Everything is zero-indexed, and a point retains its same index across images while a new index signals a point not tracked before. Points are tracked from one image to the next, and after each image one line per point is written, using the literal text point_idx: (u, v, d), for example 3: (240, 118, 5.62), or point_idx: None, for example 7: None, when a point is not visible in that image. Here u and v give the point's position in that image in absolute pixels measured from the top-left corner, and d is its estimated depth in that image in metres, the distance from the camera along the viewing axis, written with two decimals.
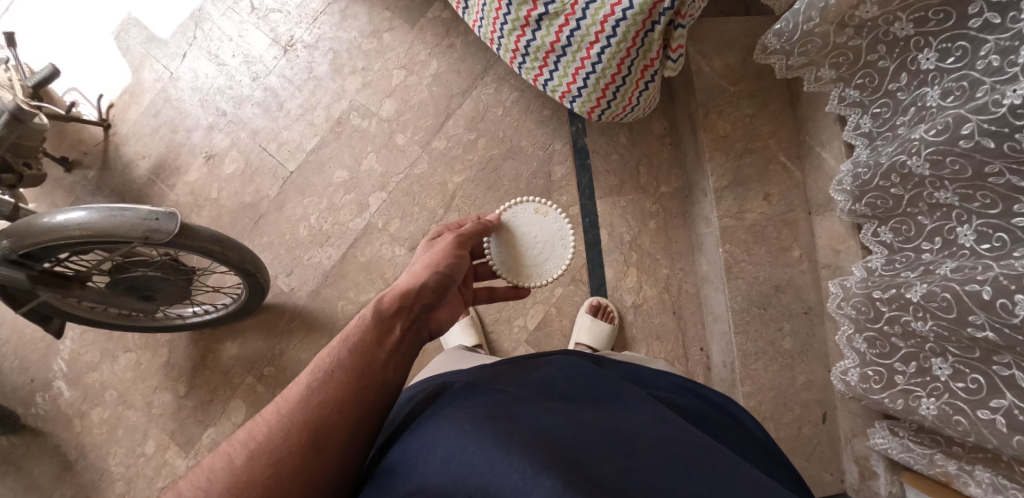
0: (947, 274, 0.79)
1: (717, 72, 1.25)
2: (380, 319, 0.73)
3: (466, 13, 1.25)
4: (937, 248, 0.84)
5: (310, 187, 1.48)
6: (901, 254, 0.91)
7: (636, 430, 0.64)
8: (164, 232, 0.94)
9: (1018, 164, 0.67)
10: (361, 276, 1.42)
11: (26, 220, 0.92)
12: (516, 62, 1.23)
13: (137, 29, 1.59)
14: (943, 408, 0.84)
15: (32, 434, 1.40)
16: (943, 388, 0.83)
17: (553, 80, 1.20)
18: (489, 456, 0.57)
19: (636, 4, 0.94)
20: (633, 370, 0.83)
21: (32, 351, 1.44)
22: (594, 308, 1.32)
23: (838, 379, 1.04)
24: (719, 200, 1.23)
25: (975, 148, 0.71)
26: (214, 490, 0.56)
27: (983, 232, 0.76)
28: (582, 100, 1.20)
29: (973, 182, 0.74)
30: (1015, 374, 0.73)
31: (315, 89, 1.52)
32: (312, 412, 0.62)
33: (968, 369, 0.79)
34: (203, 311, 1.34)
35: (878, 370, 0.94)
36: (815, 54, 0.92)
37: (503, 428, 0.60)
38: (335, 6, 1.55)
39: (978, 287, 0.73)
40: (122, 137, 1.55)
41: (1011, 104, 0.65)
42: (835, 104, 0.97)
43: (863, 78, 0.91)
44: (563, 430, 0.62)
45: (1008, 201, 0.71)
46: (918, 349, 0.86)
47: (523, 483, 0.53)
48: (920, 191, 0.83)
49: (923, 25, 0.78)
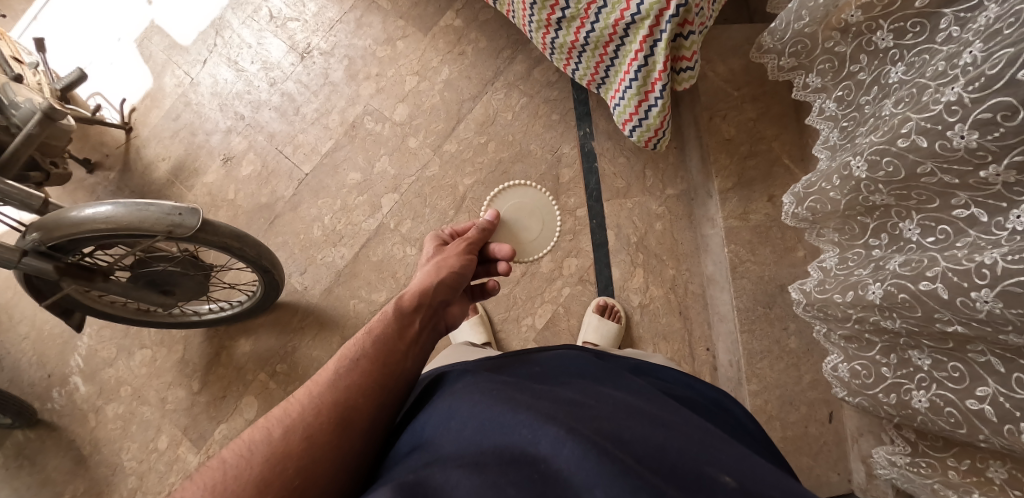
0: (895, 269, 0.76)
1: (721, 77, 1.30)
2: (400, 314, 0.79)
3: (499, 3, 1.28)
4: (886, 245, 0.83)
5: (324, 188, 1.52)
6: (852, 251, 0.90)
7: (635, 402, 0.67)
8: (186, 227, 0.98)
9: (947, 164, 0.66)
10: (372, 275, 1.45)
11: (55, 214, 0.96)
12: (547, 53, 1.27)
13: (160, 36, 1.65)
14: (934, 400, 0.77)
15: (49, 428, 1.43)
16: (929, 379, 0.77)
17: (579, 70, 1.25)
18: (498, 415, 0.60)
19: (643, 10, 0.97)
20: (634, 362, 0.85)
21: (51, 347, 1.48)
22: (601, 308, 1.34)
23: (830, 377, 0.98)
24: (724, 201, 1.26)
25: (910, 147, 0.69)
26: (255, 460, 0.59)
27: (927, 226, 0.75)
28: (604, 89, 1.24)
29: (907, 183, 0.73)
30: (991, 360, 0.68)
31: (330, 94, 1.57)
32: (340, 393, 0.67)
33: (947, 358, 0.74)
34: (219, 308, 1.37)
35: (864, 364, 0.89)
36: (803, 56, 0.96)
37: (509, 394, 0.63)
38: (351, 15, 1.61)
39: (931, 285, 0.68)
40: (143, 140, 1.60)
41: (947, 101, 0.63)
42: (816, 117, 0.99)
43: (843, 91, 0.92)
44: (566, 398, 0.65)
45: (945, 197, 0.70)
46: (893, 342, 0.83)
47: (532, 436, 0.56)
48: (856, 196, 0.83)
49: (901, 37, 0.78)
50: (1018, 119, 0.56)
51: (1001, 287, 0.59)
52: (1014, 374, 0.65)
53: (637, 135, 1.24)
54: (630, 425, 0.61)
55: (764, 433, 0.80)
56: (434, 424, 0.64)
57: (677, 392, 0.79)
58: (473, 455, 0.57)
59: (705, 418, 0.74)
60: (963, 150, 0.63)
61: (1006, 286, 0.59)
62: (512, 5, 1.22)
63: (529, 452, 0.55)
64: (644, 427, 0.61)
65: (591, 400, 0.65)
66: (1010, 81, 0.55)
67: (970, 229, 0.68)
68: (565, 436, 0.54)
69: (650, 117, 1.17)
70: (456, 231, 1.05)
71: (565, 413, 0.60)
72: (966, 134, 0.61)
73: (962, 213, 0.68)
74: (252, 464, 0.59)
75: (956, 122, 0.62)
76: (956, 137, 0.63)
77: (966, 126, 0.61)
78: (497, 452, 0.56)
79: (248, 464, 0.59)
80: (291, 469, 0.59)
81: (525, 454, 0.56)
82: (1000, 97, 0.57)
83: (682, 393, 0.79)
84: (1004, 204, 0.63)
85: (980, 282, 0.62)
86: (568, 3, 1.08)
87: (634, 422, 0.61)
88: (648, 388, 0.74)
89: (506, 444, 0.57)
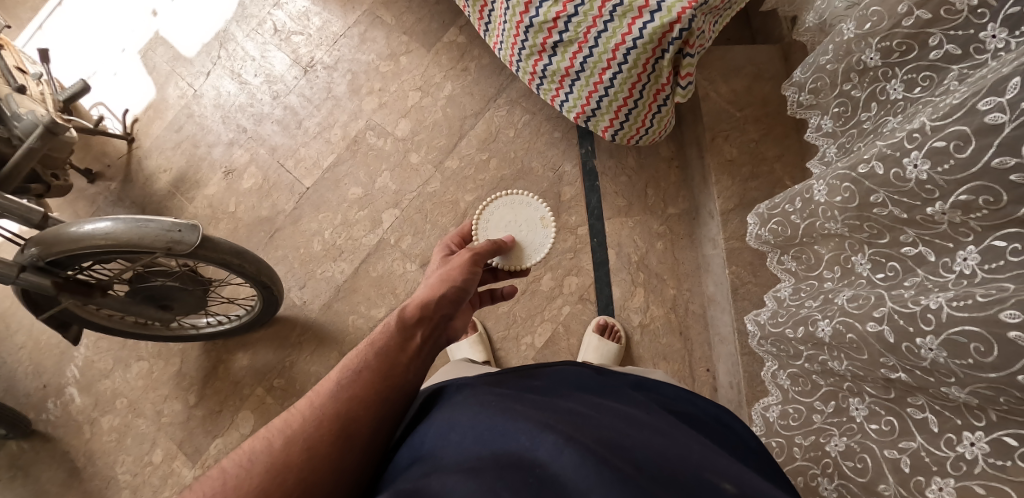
0: (843, 305, 0.75)
1: (724, 98, 1.31)
2: (403, 327, 0.76)
3: (489, 35, 1.31)
4: (838, 277, 0.83)
5: (325, 203, 1.51)
6: (806, 283, 0.91)
7: (638, 415, 0.66)
8: (186, 244, 0.97)
9: (898, 196, 0.66)
10: (372, 291, 1.44)
11: (55, 229, 0.95)
12: (534, 84, 1.29)
13: (164, 47, 1.66)
14: (851, 444, 0.79)
15: (43, 439, 1.42)
16: (856, 429, 0.78)
17: (568, 102, 1.25)
18: (498, 426, 0.59)
19: (647, 34, 0.98)
20: (636, 378, 0.82)
21: (47, 357, 1.47)
22: (601, 327, 1.34)
23: (758, 415, 1.01)
24: (725, 222, 1.26)
25: (868, 173, 0.69)
26: (255, 470, 0.58)
27: (878, 261, 0.75)
28: (594, 121, 1.25)
29: (860, 214, 0.73)
30: (928, 418, 0.68)
31: (333, 109, 1.57)
32: (341, 405, 0.65)
33: (884, 411, 0.74)
34: (216, 322, 1.37)
35: (797, 407, 0.91)
36: (821, 94, 0.93)
37: (509, 405, 0.62)
38: (355, 30, 1.62)
39: (878, 327, 0.68)
40: (145, 151, 1.60)
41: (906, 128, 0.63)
42: (816, 162, 0.95)
43: (848, 139, 0.88)
44: (567, 409, 0.64)
45: (895, 232, 0.70)
46: (838, 387, 0.82)
47: (531, 444, 0.55)
48: (813, 221, 0.83)
49: (911, 89, 0.75)
50: (969, 150, 0.56)
51: (947, 335, 0.59)
52: (945, 434, 0.66)
53: (643, 140, 1.29)
54: (631, 434, 0.60)
55: (767, 450, 0.77)
56: (434, 435, 0.62)
57: (679, 409, 0.77)
58: (472, 463, 0.55)
59: (706, 436, 0.72)
60: (913, 182, 0.63)
61: (950, 334, 0.59)
62: (503, 31, 1.23)
63: (528, 460, 0.55)
64: (644, 438, 0.60)
65: (592, 412, 0.64)
66: (969, 109, 0.56)
67: (919, 268, 0.68)
68: (564, 444, 0.53)
69: (654, 127, 1.24)
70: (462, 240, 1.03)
71: (563, 422, 0.59)
72: (919, 163, 0.61)
73: (910, 250, 0.69)
74: (253, 475, 0.58)
75: (914, 148, 0.62)
76: (910, 166, 0.62)
77: (921, 154, 0.61)
78: (496, 459, 0.55)
79: (249, 475, 0.58)
80: (292, 479, 0.58)
81: (524, 464, 0.54)
82: (958, 126, 0.57)
83: (685, 410, 0.77)
84: (949, 244, 0.63)
85: (926, 327, 0.61)
86: (568, 26, 1.08)
87: (636, 434, 0.60)
88: (648, 403, 0.72)
89: (504, 452, 0.56)
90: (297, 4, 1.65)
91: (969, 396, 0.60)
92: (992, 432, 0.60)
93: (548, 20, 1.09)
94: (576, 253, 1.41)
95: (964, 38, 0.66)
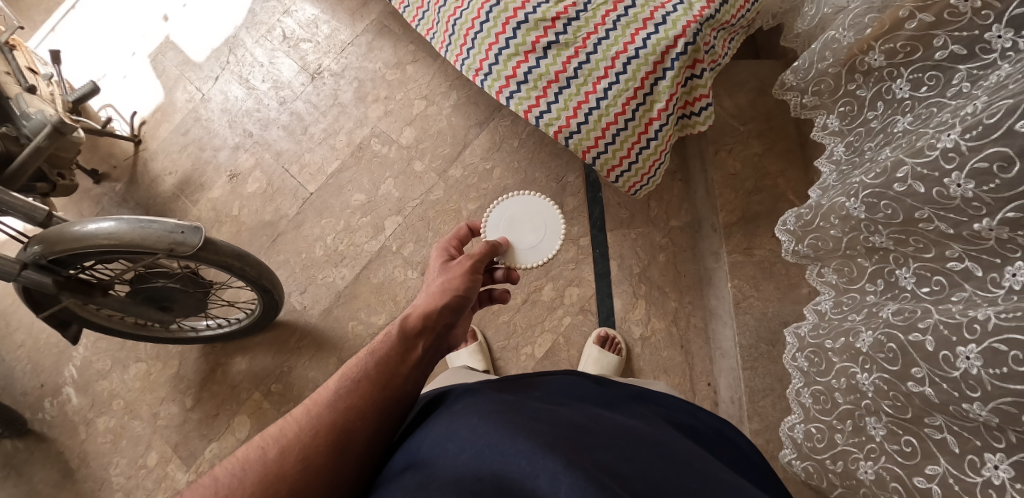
0: (888, 317, 0.73)
1: (728, 111, 1.32)
2: (404, 336, 0.75)
3: (449, 52, 1.23)
4: (880, 291, 0.80)
5: (328, 208, 1.52)
6: (847, 295, 0.87)
7: (641, 432, 0.65)
8: (188, 245, 0.97)
9: (943, 212, 0.64)
10: (372, 297, 1.44)
11: (59, 227, 0.96)
12: (506, 95, 1.18)
13: (174, 51, 1.68)
14: (881, 473, 0.77)
15: (38, 439, 1.41)
16: (879, 451, 0.77)
17: (549, 113, 1.14)
18: (497, 443, 0.58)
19: (649, 45, 1.00)
20: (636, 389, 0.81)
21: (46, 357, 1.47)
22: (602, 339, 1.33)
23: (786, 438, 0.97)
24: (728, 235, 1.26)
25: (907, 192, 0.68)
26: (247, 479, 0.58)
27: (922, 275, 0.72)
28: (575, 141, 1.14)
29: (905, 228, 0.71)
30: (946, 439, 0.67)
31: (338, 115, 1.59)
32: (338, 414, 0.65)
33: (901, 431, 0.74)
34: (214, 325, 1.36)
35: (819, 427, 0.88)
36: (825, 95, 0.94)
37: (511, 418, 0.61)
38: (362, 38, 1.64)
39: (920, 337, 0.67)
40: (151, 153, 1.62)
41: (943, 147, 0.62)
42: (824, 160, 0.95)
43: (856, 136, 0.88)
44: (568, 422, 0.63)
45: (941, 247, 0.68)
46: (855, 406, 0.81)
47: (531, 469, 0.54)
48: (856, 234, 0.80)
49: (917, 89, 0.76)
50: (1013, 172, 0.54)
51: (989, 343, 0.57)
52: (967, 456, 0.64)
53: (622, 179, 1.19)
54: (632, 457, 0.59)
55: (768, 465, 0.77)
56: (433, 443, 0.61)
57: (682, 422, 0.75)
58: (471, 482, 0.55)
59: (708, 451, 0.71)
60: (958, 199, 0.61)
61: (992, 343, 0.57)
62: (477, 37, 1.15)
63: (526, 485, 0.54)
64: (645, 462, 0.59)
65: (593, 427, 0.63)
66: (1008, 131, 0.54)
67: (966, 283, 0.65)
68: (563, 471, 0.52)
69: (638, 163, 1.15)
70: (459, 240, 0.99)
71: (565, 440, 0.58)
72: (962, 183, 0.60)
73: (956, 265, 0.66)
74: (244, 484, 0.57)
75: (953, 169, 0.61)
76: (952, 185, 0.61)
77: (962, 174, 0.60)
78: (494, 481, 0.55)
79: (240, 484, 0.57)
80: (284, 490, 0.58)
81: (522, 488, 0.54)
82: (997, 146, 0.55)
83: (688, 423, 0.76)
84: (998, 260, 0.61)
85: (969, 336, 0.60)
86: (566, 28, 1.06)
87: (634, 457, 0.60)
88: (651, 418, 0.71)
89: (503, 474, 0.55)
90: (306, 12, 1.68)
91: (989, 415, 0.59)
92: (1013, 454, 0.59)
93: (546, 19, 1.07)
94: (578, 265, 1.41)
95: (969, 38, 0.68)
